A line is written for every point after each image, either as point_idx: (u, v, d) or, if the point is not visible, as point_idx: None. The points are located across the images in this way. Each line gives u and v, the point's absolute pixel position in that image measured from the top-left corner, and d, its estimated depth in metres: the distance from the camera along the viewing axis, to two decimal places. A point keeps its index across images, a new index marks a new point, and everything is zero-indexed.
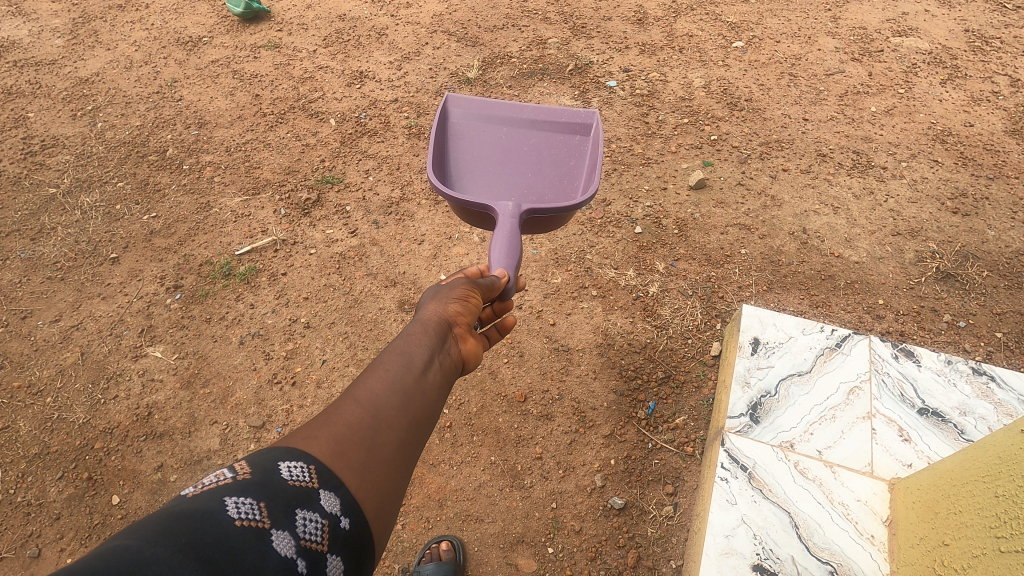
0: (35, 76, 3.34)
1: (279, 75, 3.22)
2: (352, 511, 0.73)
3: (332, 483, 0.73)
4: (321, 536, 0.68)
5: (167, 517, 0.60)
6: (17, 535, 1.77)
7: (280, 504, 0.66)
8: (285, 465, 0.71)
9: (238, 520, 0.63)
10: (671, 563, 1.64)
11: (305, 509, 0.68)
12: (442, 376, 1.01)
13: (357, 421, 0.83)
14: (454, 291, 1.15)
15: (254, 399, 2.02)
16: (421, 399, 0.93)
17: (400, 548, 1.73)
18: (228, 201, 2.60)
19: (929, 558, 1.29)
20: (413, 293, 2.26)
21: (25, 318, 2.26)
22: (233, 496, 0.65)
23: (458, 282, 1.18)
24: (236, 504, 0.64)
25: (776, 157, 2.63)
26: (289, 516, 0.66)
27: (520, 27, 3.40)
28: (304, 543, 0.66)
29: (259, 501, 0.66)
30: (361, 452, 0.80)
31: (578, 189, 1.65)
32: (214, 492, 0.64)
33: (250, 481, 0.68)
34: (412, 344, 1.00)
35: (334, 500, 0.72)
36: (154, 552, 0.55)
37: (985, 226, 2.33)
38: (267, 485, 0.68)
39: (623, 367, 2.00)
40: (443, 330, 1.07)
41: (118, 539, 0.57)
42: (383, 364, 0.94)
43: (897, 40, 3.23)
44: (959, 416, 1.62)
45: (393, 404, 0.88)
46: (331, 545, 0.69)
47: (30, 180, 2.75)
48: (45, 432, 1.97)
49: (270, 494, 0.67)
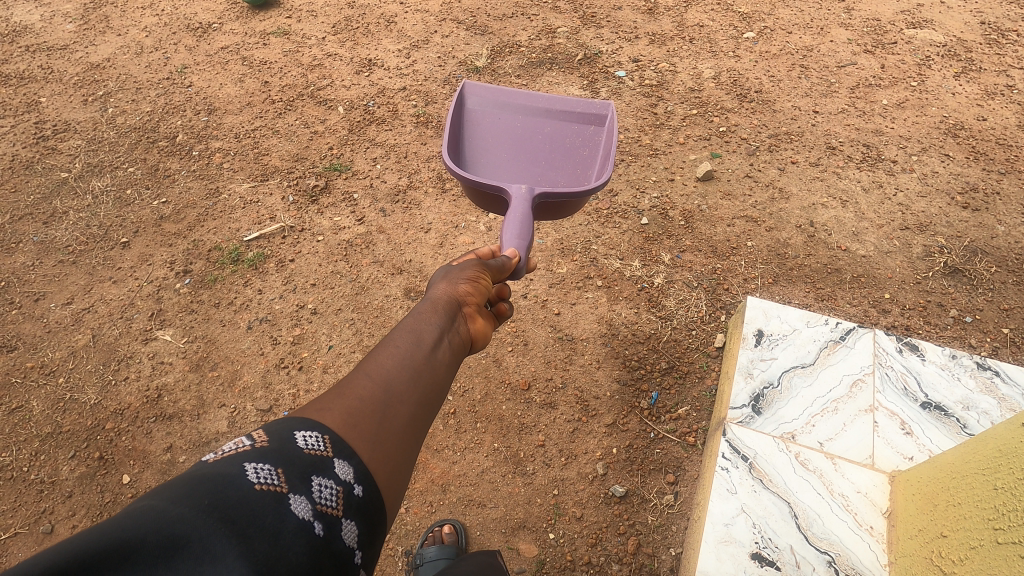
0: (47, 61, 3.36)
1: (288, 62, 3.22)
2: (365, 479, 0.75)
3: (345, 451, 0.75)
4: (336, 502, 0.70)
5: (190, 480, 0.63)
6: (30, 511, 1.82)
7: (297, 470, 0.68)
8: (300, 434, 0.73)
9: (257, 484, 0.65)
10: (671, 551, 1.65)
11: (321, 476, 0.70)
12: (451, 354, 1.03)
13: (368, 395, 0.85)
14: (464, 272, 1.15)
15: (261, 383, 2.05)
16: (431, 376, 0.95)
17: (403, 531, 1.76)
18: (237, 187, 2.63)
19: (926, 549, 1.30)
20: (419, 281, 2.28)
21: (38, 301, 2.30)
22: (252, 462, 0.67)
23: (468, 263, 1.19)
24: (255, 469, 0.66)
25: (785, 149, 2.61)
26: (305, 482, 0.68)
27: (530, 15, 3.38)
28: (320, 508, 0.67)
29: (277, 467, 0.67)
30: (372, 424, 0.81)
31: (593, 178, 1.64)
32: (234, 457, 0.67)
33: (268, 448, 0.69)
34: (422, 322, 1.02)
35: (348, 468, 0.73)
36: (179, 512, 0.58)
37: (995, 221, 2.31)
38: (284, 452, 0.70)
39: (627, 357, 2.02)
40: (452, 309, 1.09)
41: (147, 500, 0.60)
42: (393, 341, 0.96)
43: (911, 32, 3.19)
44: (962, 411, 1.63)
45: (403, 379, 0.90)
46: (346, 511, 0.70)
47: (43, 164, 2.78)
48: (57, 411, 2.01)
49: (287, 461, 0.69)
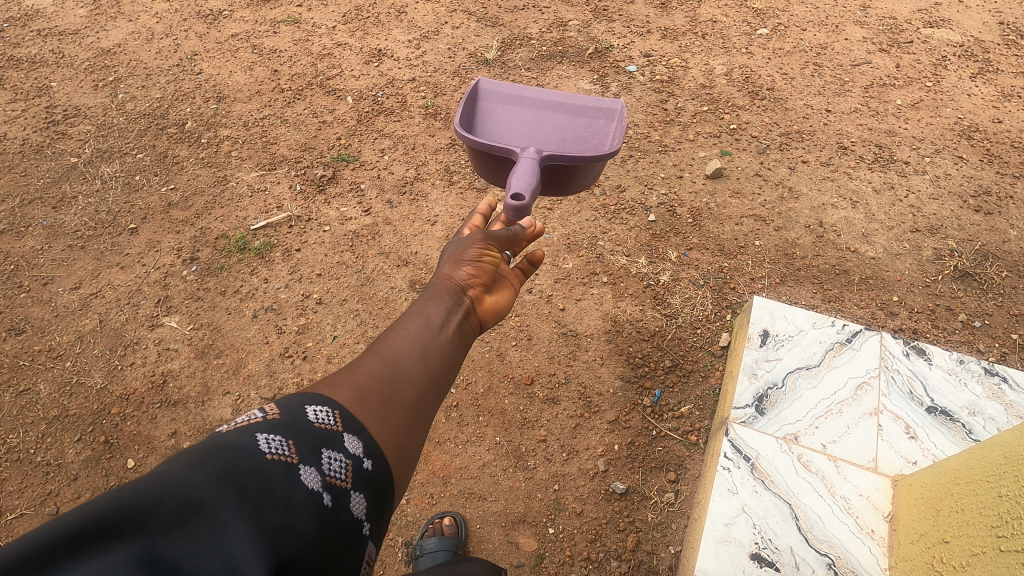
0: (58, 45, 3.37)
1: (298, 50, 3.22)
2: (374, 454, 0.75)
3: (355, 426, 0.75)
4: (344, 475, 0.70)
5: (205, 449, 0.64)
6: (37, 493, 1.83)
7: (307, 442, 0.68)
8: (311, 408, 0.73)
9: (268, 454, 0.65)
10: (670, 549, 1.65)
11: (330, 449, 0.70)
12: (461, 334, 1.04)
13: (378, 372, 0.85)
14: (473, 254, 1.15)
15: (265, 371, 2.05)
16: (439, 356, 0.95)
17: (404, 521, 1.77)
18: (245, 175, 2.63)
19: (928, 554, 1.29)
20: (424, 273, 2.28)
21: (46, 285, 2.31)
22: (264, 433, 0.67)
23: (479, 245, 1.18)
24: (267, 440, 0.66)
25: (796, 148, 2.59)
26: (314, 454, 0.68)
27: (541, 8, 3.36)
28: (329, 479, 0.68)
29: (288, 438, 0.68)
30: (382, 401, 0.81)
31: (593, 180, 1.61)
32: (246, 427, 0.67)
33: (280, 421, 0.70)
34: (430, 305, 1.02)
35: (356, 442, 0.74)
36: (193, 478, 0.59)
37: (1008, 225, 2.28)
38: (294, 425, 0.70)
39: (631, 355, 2.01)
40: (460, 292, 1.09)
41: (162, 466, 0.61)
42: (403, 323, 0.97)
43: (928, 31, 3.15)
44: (968, 416, 1.61)
45: (412, 360, 0.91)
46: (354, 484, 0.71)
47: (53, 149, 2.79)
48: (64, 395, 2.02)
49: (297, 433, 0.69)
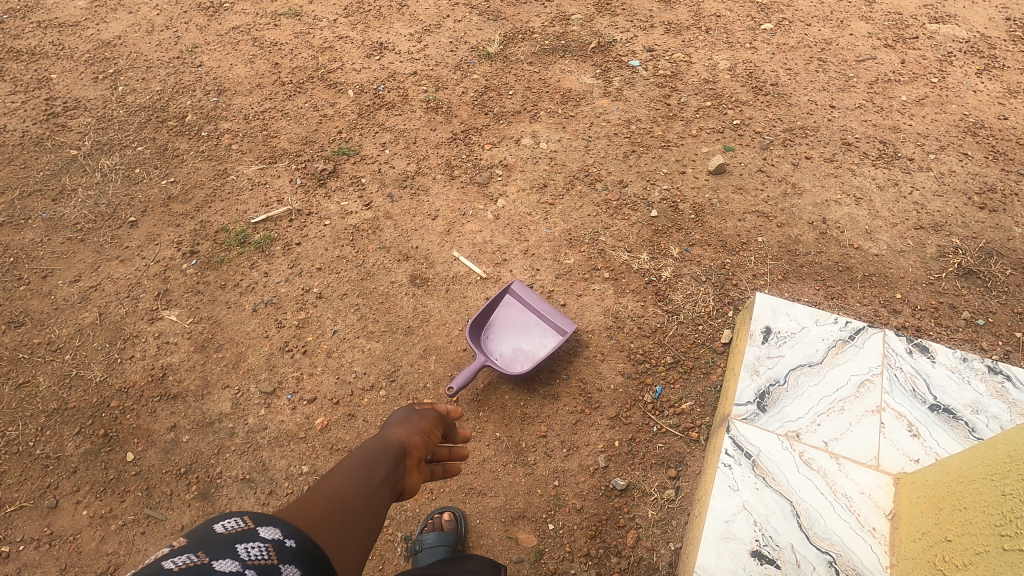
0: (58, 37, 3.36)
1: (299, 43, 3.20)
2: (297, 534, 0.78)
3: (268, 521, 0.77)
4: (268, 555, 0.72)
5: None
6: (36, 485, 1.83)
7: (217, 547, 0.70)
8: (221, 524, 0.73)
9: (177, 566, 0.66)
10: (670, 545, 1.64)
11: (245, 542, 0.72)
12: (393, 496, 0.98)
13: (310, 506, 0.84)
14: (422, 423, 1.09)
15: (265, 365, 2.05)
16: (373, 500, 0.93)
17: (403, 517, 1.76)
18: (245, 169, 2.62)
19: (930, 553, 1.28)
20: (424, 268, 2.27)
21: (46, 277, 2.30)
22: (171, 556, 0.68)
23: (428, 413, 1.12)
24: (174, 559, 0.67)
25: (799, 144, 2.57)
26: (226, 550, 0.70)
27: (544, 2, 3.34)
28: (250, 561, 0.70)
29: (197, 552, 0.69)
30: (312, 530, 0.81)
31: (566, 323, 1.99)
32: (151, 561, 0.67)
33: (188, 544, 0.70)
34: (371, 459, 0.97)
35: (274, 530, 0.76)
36: None
37: (1013, 223, 2.26)
38: (203, 542, 0.71)
39: (632, 351, 2.00)
40: (399, 457, 1.01)
41: None
42: (342, 470, 0.94)
43: (933, 27, 3.12)
44: (971, 414, 1.60)
45: (346, 498, 0.89)
46: (281, 560, 0.73)
47: (53, 141, 2.78)
48: (64, 388, 2.02)
49: (207, 546, 0.70)
